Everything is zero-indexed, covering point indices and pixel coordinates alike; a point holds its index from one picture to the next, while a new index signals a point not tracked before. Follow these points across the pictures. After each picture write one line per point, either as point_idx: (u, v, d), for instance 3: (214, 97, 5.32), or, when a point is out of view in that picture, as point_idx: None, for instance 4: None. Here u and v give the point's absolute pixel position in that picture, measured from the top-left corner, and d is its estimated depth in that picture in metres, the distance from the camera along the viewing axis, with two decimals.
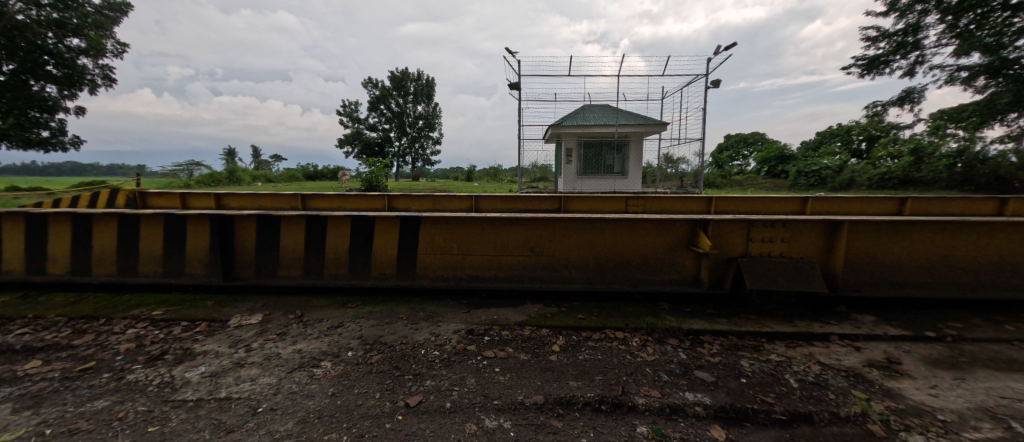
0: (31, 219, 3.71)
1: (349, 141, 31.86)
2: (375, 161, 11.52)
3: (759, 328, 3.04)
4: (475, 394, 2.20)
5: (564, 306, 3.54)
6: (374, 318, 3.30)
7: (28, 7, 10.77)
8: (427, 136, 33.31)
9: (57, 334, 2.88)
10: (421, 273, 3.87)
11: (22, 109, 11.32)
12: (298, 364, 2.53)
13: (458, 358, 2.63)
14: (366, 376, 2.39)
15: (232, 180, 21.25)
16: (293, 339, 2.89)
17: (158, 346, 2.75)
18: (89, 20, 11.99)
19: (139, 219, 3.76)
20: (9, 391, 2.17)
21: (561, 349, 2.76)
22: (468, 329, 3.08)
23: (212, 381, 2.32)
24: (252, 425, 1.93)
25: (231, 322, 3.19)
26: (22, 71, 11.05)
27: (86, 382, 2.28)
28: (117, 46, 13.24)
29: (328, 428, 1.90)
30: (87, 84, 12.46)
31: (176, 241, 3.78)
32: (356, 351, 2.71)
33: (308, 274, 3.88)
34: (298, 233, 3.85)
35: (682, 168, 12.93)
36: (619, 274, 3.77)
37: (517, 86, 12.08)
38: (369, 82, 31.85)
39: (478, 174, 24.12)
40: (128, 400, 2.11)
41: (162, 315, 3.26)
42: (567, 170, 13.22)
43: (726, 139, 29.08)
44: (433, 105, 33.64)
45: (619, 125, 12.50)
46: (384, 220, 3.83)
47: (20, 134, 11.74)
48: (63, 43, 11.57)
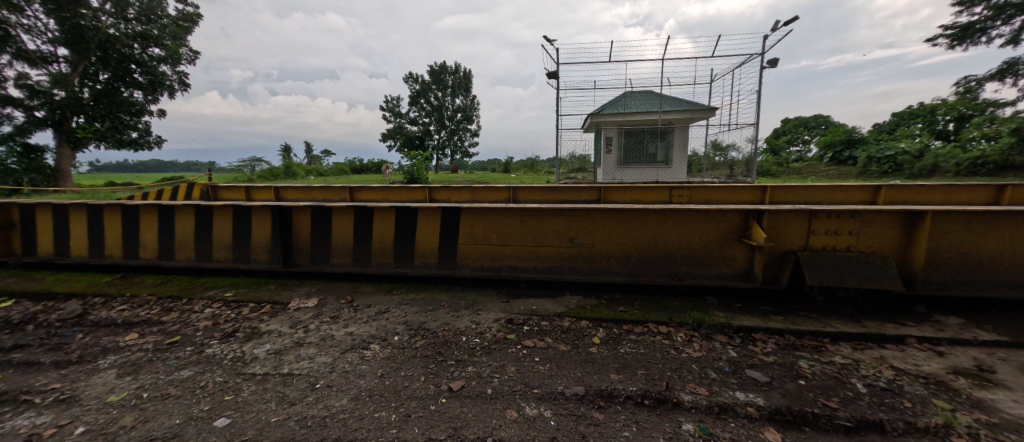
0: (126, 209, 4.21)
1: (392, 135, 32.99)
2: (416, 154, 11.89)
3: (822, 327, 2.81)
4: (516, 382, 2.23)
5: (604, 298, 3.49)
6: (417, 305, 3.44)
7: (119, 22, 12.32)
8: (465, 128, 33.87)
9: (149, 311, 3.27)
10: (462, 262, 3.95)
11: (115, 114, 12.90)
12: (350, 345, 2.70)
13: (498, 346, 2.68)
14: (411, 360, 2.51)
15: (287, 175, 22.89)
16: (345, 323, 3.08)
17: (231, 324, 3.05)
18: (167, 31, 13.33)
19: (213, 210, 4.14)
20: (116, 358, 2.51)
21: (602, 341, 2.72)
22: (507, 318, 3.12)
23: (276, 358, 2.53)
24: (312, 400, 2.09)
25: (291, 304, 3.46)
26: (116, 80, 12.75)
27: (174, 354, 2.58)
28: (192, 53, 14.58)
29: (378, 406, 2.02)
30: (167, 90, 13.80)
31: (243, 229, 4.13)
32: (402, 336, 2.84)
33: (357, 261, 4.08)
34: (348, 223, 4.07)
35: (732, 156, 12.13)
36: (662, 268, 3.63)
37: (555, 75, 11.90)
38: (411, 77, 32.73)
39: (516, 165, 24.21)
40: (208, 371, 2.37)
41: (233, 297, 3.60)
42: (607, 160, 12.89)
43: (782, 124, 27.13)
44: (470, 98, 34.10)
45: (662, 111, 11.92)
46: (427, 209, 3.95)
47: (114, 135, 13.29)
48: (147, 53, 13.03)
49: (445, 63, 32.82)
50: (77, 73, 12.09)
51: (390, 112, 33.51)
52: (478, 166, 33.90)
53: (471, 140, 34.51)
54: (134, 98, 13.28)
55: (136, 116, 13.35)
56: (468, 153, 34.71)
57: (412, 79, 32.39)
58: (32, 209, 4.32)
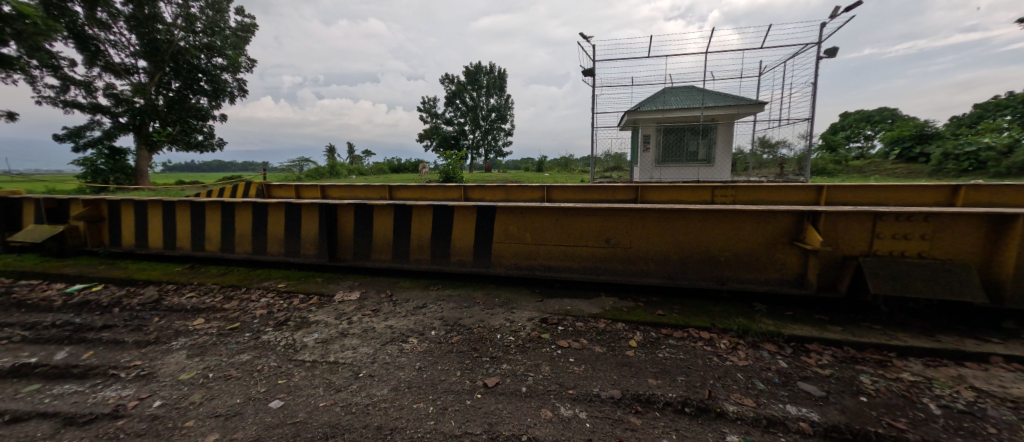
0: (194, 205, 4.62)
1: (427, 135, 33.72)
2: (451, 154, 12.14)
3: (887, 340, 2.57)
4: (550, 382, 2.22)
5: (642, 301, 3.40)
6: (453, 301, 3.51)
7: (188, 35, 13.61)
8: (499, 128, 34.13)
9: (213, 299, 3.58)
10: (496, 261, 3.98)
11: (185, 119, 14.19)
12: (390, 338, 2.81)
13: (533, 345, 2.68)
14: (448, 354, 2.57)
15: (332, 174, 24.12)
16: (385, 316, 3.21)
17: (283, 313, 3.26)
18: (228, 42, 14.49)
19: (268, 206, 4.45)
20: (186, 341, 2.77)
21: (639, 344, 2.65)
22: (542, 318, 3.11)
23: (323, 347, 2.68)
24: (355, 388, 2.19)
25: (336, 297, 3.65)
26: (186, 88, 14.09)
27: (234, 339, 2.80)
28: (249, 61, 15.76)
29: (417, 398, 2.09)
30: (228, 96, 15.01)
31: (293, 225, 4.41)
32: (438, 331, 2.92)
33: (396, 257, 4.23)
34: (388, 220, 4.22)
35: (782, 154, 11.36)
36: (704, 271, 3.46)
37: (591, 73, 11.71)
38: (447, 78, 33.42)
39: (550, 165, 24.04)
40: (263, 356, 2.55)
41: (285, 288, 3.85)
42: (645, 158, 12.50)
43: (840, 119, 25.05)
44: (504, 97, 34.31)
45: (705, 107, 11.39)
46: (463, 208, 4.01)
47: (184, 138, 14.53)
48: (211, 62, 14.25)
49: (480, 63, 33.21)
50: (154, 82, 13.49)
51: (426, 113, 34.40)
52: (512, 166, 34.01)
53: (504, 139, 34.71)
54: (201, 104, 14.56)
55: (201, 120, 14.61)
56: (501, 153, 34.93)
57: (448, 80, 33.06)
58: (118, 204, 4.85)
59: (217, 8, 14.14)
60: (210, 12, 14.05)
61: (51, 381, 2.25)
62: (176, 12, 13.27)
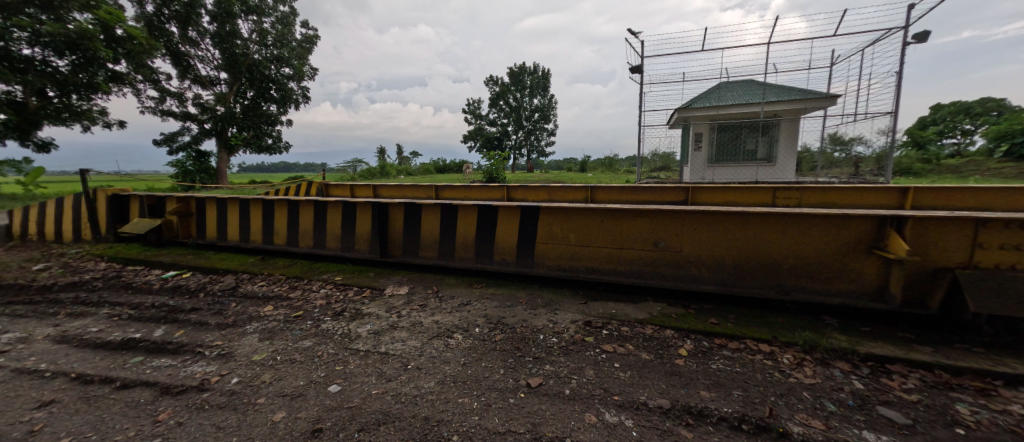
0: (264, 202, 5.07)
1: (472, 136, 34.36)
2: (495, 154, 12.29)
3: (991, 366, 2.23)
4: (594, 386, 2.18)
5: (693, 309, 3.22)
6: (497, 300, 3.56)
7: (261, 48, 15.01)
8: (542, 128, 34.07)
9: (280, 288, 3.91)
10: (539, 262, 3.97)
11: (257, 124, 15.62)
12: (436, 333, 2.90)
13: (576, 347, 2.64)
14: (491, 352, 2.60)
15: (383, 174, 25.37)
16: (431, 311, 3.32)
17: (340, 304, 3.49)
18: (295, 53, 15.78)
19: (327, 204, 4.78)
20: (258, 325, 3.05)
21: (690, 353, 2.52)
22: (586, 321, 3.05)
23: (375, 337, 2.83)
24: (404, 378, 2.29)
25: (387, 290, 3.84)
26: (259, 96, 15.49)
27: (298, 325, 3.05)
28: (312, 70, 17.05)
29: (461, 392, 2.15)
30: (294, 103, 16.34)
31: (349, 222, 4.69)
32: (482, 328, 2.97)
33: (442, 255, 4.36)
34: (436, 219, 4.35)
35: (856, 152, 10.26)
36: (764, 279, 3.22)
37: (640, 70, 11.31)
38: (492, 80, 33.93)
39: (593, 165, 23.59)
40: (322, 343, 2.75)
41: (342, 281, 4.11)
42: (696, 158, 11.89)
43: (930, 112, 22.13)
44: (548, 97, 34.19)
45: (766, 102, 10.59)
46: (507, 208, 4.04)
47: (256, 142, 15.93)
48: (280, 72, 15.59)
49: (524, 64, 33.31)
50: (232, 92, 15.01)
51: (471, 114, 35.12)
52: (554, 166, 33.79)
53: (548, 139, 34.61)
54: (271, 110, 15.98)
55: (271, 125, 16.01)
56: (544, 153, 34.89)
57: (492, 82, 33.55)
58: (203, 201, 5.45)
59: (286, 23, 15.47)
60: (280, 26, 15.40)
61: (150, 355, 2.58)
62: (252, 28, 14.71)
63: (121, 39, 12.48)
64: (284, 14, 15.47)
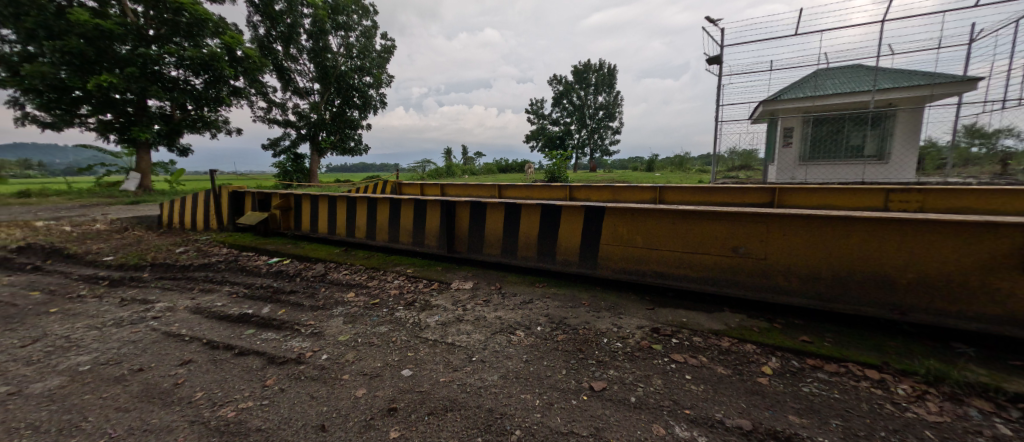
0: (347, 199, 5.58)
1: (534, 136, 34.35)
2: (557, 153, 12.19)
3: None
4: (663, 397, 2.07)
5: (779, 323, 2.90)
6: (559, 300, 3.54)
7: (347, 60, 16.55)
8: (607, 126, 33.09)
9: (360, 277, 4.28)
10: (603, 264, 3.86)
11: (342, 129, 17.23)
12: (499, 328, 2.97)
13: (642, 354, 2.53)
14: (553, 352, 2.60)
15: (449, 174, 26.53)
16: (495, 307, 3.41)
17: (411, 295, 3.74)
18: (375, 63, 17.19)
19: (401, 201, 5.12)
20: (342, 309, 3.38)
21: (776, 372, 2.27)
22: (653, 327, 2.91)
23: (442, 328, 2.98)
24: (469, 369, 2.39)
25: (454, 284, 4.02)
26: (344, 103, 17.10)
27: (375, 312, 3.32)
28: (389, 78, 18.40)
29: (524, 388, 2.17)
30: (373, 108, 17.77)
31: (420, 218, 4.99)
32: (544, 328, 2.97)
33: (505, 253, 4.44)
34: (499, 217, 4.45)
35: (1003, 146, 8.43)
36: (869, 296, 2.79)
37: (718, 60, 10.43)
38: (556, 79, 33.67)
39: (661, 164, 22.33)
40: (396, 330, 2.96)
41: (413, 273, 4.39)
42: (785, 155, 10.65)
43: None
44: (614, 94, 33.09)
45: (878, 90, 9.16)
46: (571, 207, 3.98)
47: (341, 145, 17.50)
48: (362, 81, 17.07)
49: (589, 61, 32.55)
50: (323, 100, 16.77)
51: (534, 114, 35.21)
52: (619, 166, 32.62)
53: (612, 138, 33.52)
54: (354, 116, 17.55)
55: (353, 129, 17.54)
56: (608, 152, 33.85)
57: (556, 80, 33.29)
58: (299, 197, 6.16)
59: (368, 35, 16.87)
60: (363, 39, 16.84)
61: (258, 329, 2.99)
62: (340, 42, 16.29)
63: (240, 59, 14.60)
64: (367, 27, 16.94)
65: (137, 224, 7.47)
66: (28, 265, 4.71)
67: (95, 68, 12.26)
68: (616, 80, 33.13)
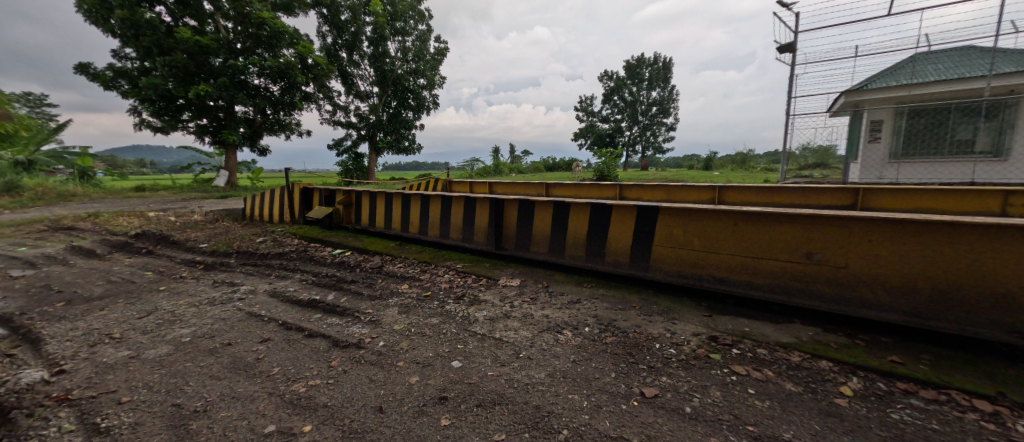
0: (402, 196, 5.86)
1: (583, 134, 33.67)
2: (607, 151, 11.87)
3: None
4: (722, 410, 1.94)
5: (860, 340, 2.61)
6: (608, 301, 3.45)
7: (403, 64, 17.34)
8: (660, 123, 31.68)
9: (413, 270, 4.49)
10: (656, 266, 3.70)
11: (397, 129, 18.11)
12: (547, 327, 2.96)
13: (698, 363, 2.40)
14: (602, 354, 2.54)
15: (496, 172, 26.88)
16: (542, 305, 3.41)
17: (460, 289, 3.85)
18: (428, 65, 17.86)
19: (452, 198, 5.27)
20: (396, 300, 3.57)
21: (857, 394, 2.04)
22: (711, 335, 2.74)
23: (490, 323, 3.03)
24: (516, 365, 2.41)
25: (501, 280, 4.08)
26: (400, 105, 17.97)
27: (427, 304, 3.47)
28: (442, 79, 19.03)
29: (571, 389, 2.15)
30: (426, 109, 18.49)
31: (470, 215, 5.11)
32: (592, 329, 2.92)
33: (553, 251, 4.41)
34: (547, 216, 4.42)
35: None
36: (977, 315, 2.42)
37: (790, 49, 9.53)
38: (606, 75, 32.77)
39: (720, 162, 20.93)
40: (446, 322, 3.06)
41: (463, 268, 4.51)
42: (871, 151, 9.59)
43: None
44: (668, 90, 31.58)
45: (994, 75, 7.88)
46: (623, 207, 3.86)
47: (396, 144, 18.41)
48: (417, 83, 17.81)
49: (642, 55, 31.29)
50: (381, 102, 17.73)
51: (583, 112, 34.54)
52: (672, 164, 31.08)
53: (665, 135, 32.02)
54: (409, 117, 18.39)
55: (407, 129, 18.36)
56: (661, 149, 32.40)
57: (607, 76, 32.39)
58: (359, 193, 6.57)
59: (422, 39, 17.55)
60: (418, 43, 17.55)
61: (324, 314, 3.24)
62: (397, 47, 17.12)
63: (310, 66, 15.86)
64: (422, 32, 17.61)
65: (225, 216, 8.42)
66: (142, 249, 5.49)
67: (194, 78, 13.96)
68: (671, 75, 31.57)
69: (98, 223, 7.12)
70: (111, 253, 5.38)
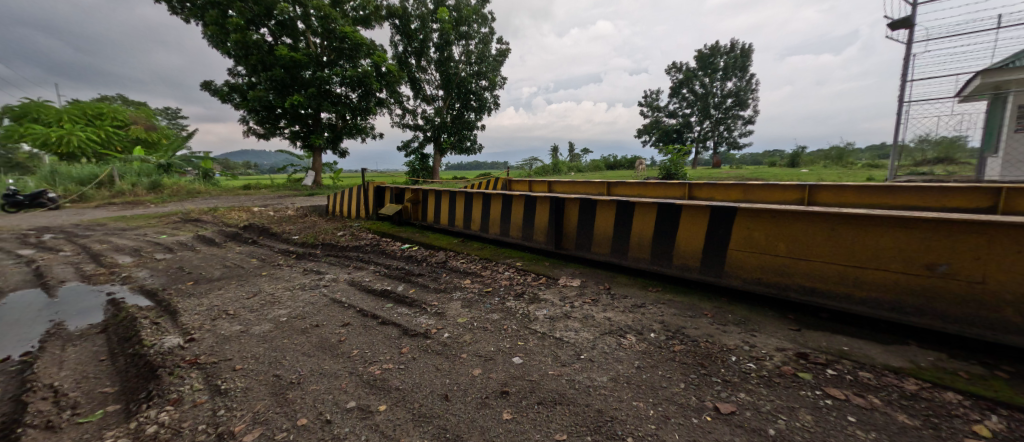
0: (465, 194, 6.06)
1: (647, 130, 32.07)
2: (674, 148, 11.18)
3: None
4: (813, 437, 1.74)
5: (999, 371, 2.17)
6: (677, 307, 3.26)
7: (466, 66, 17.91)
8: (735, 116, 29.13)
9: (475, 266, 4.63)
10: (732, 272, 3.41)
11: (460, 130, 18.78)
12: (609, 329, 2.88)
13: (782, 381, 2.17)
14: (669, 362, 2.41)
15: (555, 171, 26.67)
16: (603, 307, 3.31)
17: (520, 287, 3.89)
18: (490, 67, 18.26)
19: (513, 196, 5.32)
20: (460, 294, 3.71)
21: (995, 436, 1.71)
22: (799, 352, 2.46)
23: (551, 323, 3.02)
24: (578, 367, 2.38)
25: (561, 280, 4.04)
26: (463, 107, 18.62)
27: (488, 300, 3.55)
28: (503, 80, 19.34)
29: (636, 396, 2.07)
30: (487, 110, 18.94)
31: (530, 214, 5.12)
32: (658, 335, 2.77)
33: (615, 252, 4.26)
34: (610, 216, 4.27)
35: None
36: None
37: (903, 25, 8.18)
38: (675, 67, 30.86)
39: (807, 158, 18.69)
40: (506, 319, 3.12)
41: (522, 266, 4.54)
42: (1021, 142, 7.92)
43: None
44: (746, 79, 28.89)
45: None
46: (694, 208, 3.60)
47: (458, 144, 19.12)
48: (479, 85, 18.32)
49: (717, 43, 28.94)
50: (446, 105, 18.49)
51: (648, 107, 32.92)
52: (748, 161, 28.42)
53: (742, 129, 29.38)
54: (471, 118, 18.99)
55: (469, 129, 18.98)
56: (735, 145, 29.79)
57: (676, 68, 30.48)
58: (426, 192, 6.94)
59: (485, 41, 17.97)
60: (481, 45, 17.99)
61: (395, 304, 3.48)
62: (461, 51, 17.73)
63: (384, 74, 17.05)
64: (485, 34, 18.02)
65: (311, 212, 9.38)
66: (249, 239, 6.35)
67: (289, 90, 15.75)
68: (750, 63, 28.82)
69: (216, 216, 8.37)
70: (225, 241, 6.29)
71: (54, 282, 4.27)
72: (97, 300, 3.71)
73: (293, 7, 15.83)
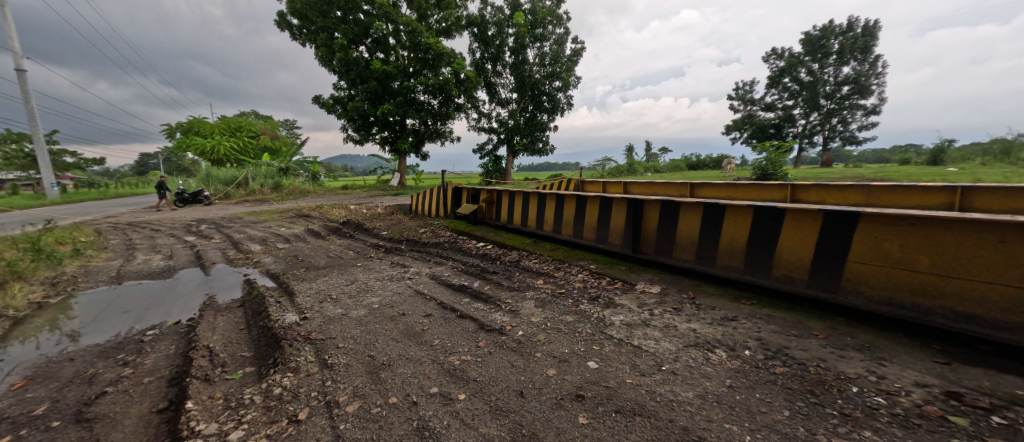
0: (539, 195, 6.09)
1: (738, 126, 28.99)
2: (771, 144, 9.94)
3: None
4: None
5: None
6: (778, 324, 2.89)
7: (540, 68, 18.01)
8: (852, 106, 24.97)
9: (548, 267, 4.62)
10: (851, 288, 2.92)
11: (533, 131, 18.94)
12: (694, 342, 2.66)
13: (922, 423, 1.80)
14: (769, 384, 2.15)
15: (631, 171, 25.47)
16: (687, 317, 3.07)
17: (595, 290, 3.78)
18: (564, 67, 18.14)
19: (587, 198, 5.19)
20: (533, 294, 3.73)
21: None
22: (948, 391, 2.01)
23: (628, 329, 2.89)
24: (659, 378, 2.23)
25: (639, 286, 3.85)
26: (536, 108, 18.78)
27: (561, 301, 3.52)
28: (577, 79, 19.06)
29: (730, 419, 1.88)
30: (561, 111, 18.84)
31: (605, 215, 4.95)
32: (755, 353, 2.49)
33: (701, 259, 3.92)
34: (696, 219, 3.94)
35: None
36: None
37: None
38: (774, 54, 27.45)
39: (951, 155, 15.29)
40: (580, 321, 3.06)
41: (597, 269, 4.41)
42: None
43: None
44: (868, 63, 24.58)
45: None
46: (802, 213, 3.14)
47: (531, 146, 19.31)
48: (552, 86, 18.31)
49: (829, 24, 25.08)
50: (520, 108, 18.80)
51: (739, 100, 29.78)
52: (868, 159, 24.16)
53: (860, 122, 25.06)
54: (544, 119, 19.06)
55: (542, 130, 19.06)
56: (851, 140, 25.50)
57: (774, 55, 27.10)
58: (500, 192, 7.12)
59: (559, 42, 17.89)
60: (556, 46, 17.93)
61: (472, 299, 3.63)
62: (536, 53, 17.87)
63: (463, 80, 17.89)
64: (560, 35, 17.95)
65: (397, 210, 10.21)
66: (347, 233, 7.14)
67: (381, 99, 17.38)
68: (874, 43, 24.43)
69: (322, 213, 9.54)
70: (328, 235, 7.15)
71: (207, 263, 5.26)
72: (237, 279, 4.53)
73: (386, 24, 17.40)
